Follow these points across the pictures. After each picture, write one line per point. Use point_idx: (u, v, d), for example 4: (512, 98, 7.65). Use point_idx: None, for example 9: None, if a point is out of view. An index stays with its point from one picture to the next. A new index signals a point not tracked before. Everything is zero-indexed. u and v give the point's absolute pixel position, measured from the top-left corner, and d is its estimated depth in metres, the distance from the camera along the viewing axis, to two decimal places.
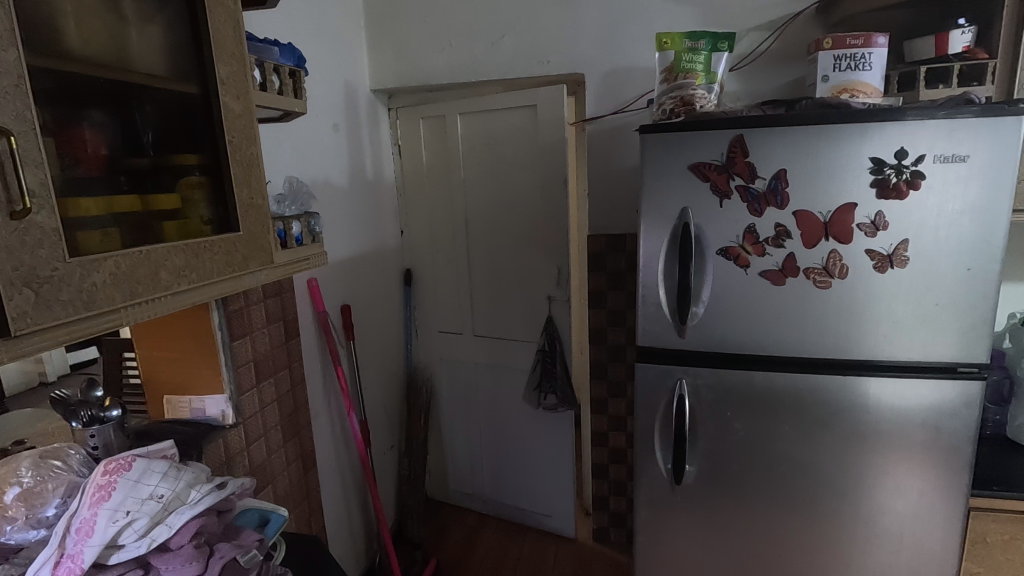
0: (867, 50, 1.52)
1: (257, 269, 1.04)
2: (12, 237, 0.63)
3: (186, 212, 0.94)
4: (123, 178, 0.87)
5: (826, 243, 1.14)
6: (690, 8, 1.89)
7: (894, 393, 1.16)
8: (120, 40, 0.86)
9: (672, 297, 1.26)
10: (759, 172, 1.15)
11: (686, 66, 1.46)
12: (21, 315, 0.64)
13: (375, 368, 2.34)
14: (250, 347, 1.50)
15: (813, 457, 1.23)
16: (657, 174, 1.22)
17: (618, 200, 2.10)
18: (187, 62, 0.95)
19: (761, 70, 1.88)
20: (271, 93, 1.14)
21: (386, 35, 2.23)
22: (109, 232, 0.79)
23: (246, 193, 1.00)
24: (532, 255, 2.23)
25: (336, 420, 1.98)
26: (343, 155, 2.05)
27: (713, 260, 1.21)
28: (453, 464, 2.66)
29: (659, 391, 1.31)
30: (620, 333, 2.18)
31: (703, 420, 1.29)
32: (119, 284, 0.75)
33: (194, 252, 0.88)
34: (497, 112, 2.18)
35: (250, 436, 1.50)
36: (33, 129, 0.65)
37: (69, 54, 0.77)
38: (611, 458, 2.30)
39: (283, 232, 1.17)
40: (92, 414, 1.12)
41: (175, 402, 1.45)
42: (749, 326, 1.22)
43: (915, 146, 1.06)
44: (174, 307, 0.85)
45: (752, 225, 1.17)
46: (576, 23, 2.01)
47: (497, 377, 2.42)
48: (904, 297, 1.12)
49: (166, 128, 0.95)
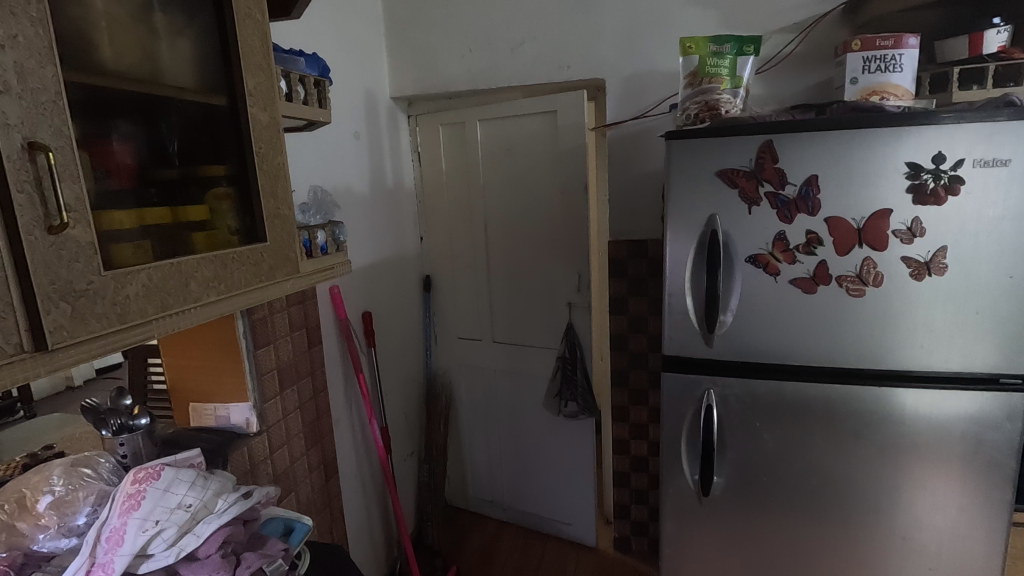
0: (897, 51, 1.49)
1: (283, 279, 1.04)
2: (49, 251, 0.63)
3: (214, 223, 0.95)
4: (154, 190, 0.87)
5: (860, 250, 1.11)
6: (711, 12, 1.87)
7: (931, 404, 1.12)
8: (151, 54, 0.87)
9: (699, 306, 1.24)
10: (789, 178, 1.12)
11: (711, 71, 1.44)
12: (58, 329, 0.64)
13: (394, 374, 2.34)
14: (273, 355, 1.51)
15: (846, 470, 1.20)
16: (683, 180, 1.20)
17: (639, 206, 2.08)
18: (215, 75, 0.96)
19: (786, 72, 1.85)
20: (296, 103, 1.14)
21: (406, 43, 2.24)
22: (141, 244, 0.80)
23: (273, 204, 1.01)
24: (552, 262, 2.21)
25: (357, 427, 1.98)
26: (364, 164, 2.06)
27: (741, 268, 1.18)
28: (473, 471, 2.65)
29: (685, 401, 1.28)
30: (642, 340, 2.16)
31: (731, 431, 1.26)
32: (151, 296, 0.76)
33: (223, 263, 0.89)
34: (516, 118, 2.18)
35: (274, 444, 1.51)
36: (70, 145, 0.66)
37: (102, 68, 0.78)
38: (633, 466, 2.27)
39: (308, 241, 1.18)
40: (122, 422, 1.14)
41: (200, 410, 1.45)
42: (779, 335, 1.19)
43: (953, 150, 1.03)
44: (204, 318, 0.86)
45: (782, 232, 1.14)
46: (597, 28, 2.00)
47: (517, 384, 2.40)
48: (943, 305, 1.08)
49: (196, 141, 0.95)
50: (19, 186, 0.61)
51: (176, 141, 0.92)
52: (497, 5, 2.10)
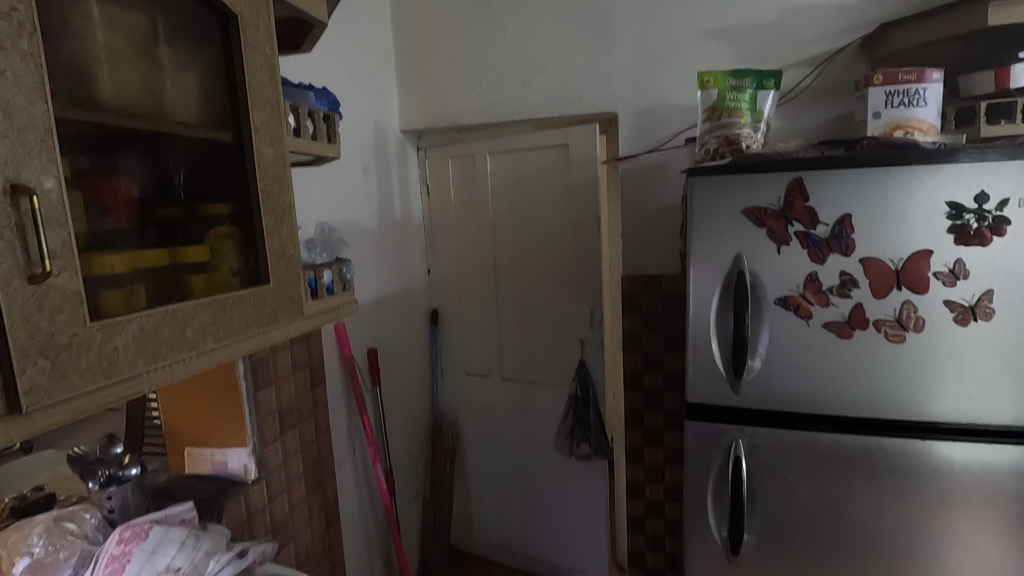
0: (921, 85, 1.45)
1: (286, 322, 0.98)
2: (29, 304, 0.58)
3: (215, 263, 0.90)
4: (153, 231, 0.82)
5: (898, 293, 1.04)
6: (725, 46, 1.86)
7: (981, 459, 1.04)
8: (154, 89, 0.83)
9: (726, 351, 1.16)
10: (820, 217, 1.07)
11: (730, 105, 1.40)
12: (34, 389, 0.58)
13: (399, 412, 2.25)
14: (274, 397, 1.44)
15: (888, 529, 1.11)
16: (707, 218, 1.15)
17: (653, 240, 2.03)
18: (222, 109, 0.92)
19: (805, 105, 1.81)
20: (305, 138, 1.10)
21: (416, 76, 2.23)
22: (134, 289, 0.74)
23: (277, 243, 0.96)
24: (564, 297, 2.15)
25: (361, 470, 1.89)
26: (372, 197, 2.03)
27: (770, 310, 1.12)
28: (479, 513, 2.54)
29: (711, 451, 1.20)
30: (657, 378, 2.08)
31: (762, 485, 1.17)
32: (142, 346, 0.70)
33: (222, 308, 0.83)
34: (527, 152, 2.15)
35: (273, 491, 1.43)
36: (59, 187, 0.61)
37: (101, 104, 0.74)
38: (648, 511, 2.16)
39: (313, 281, 1.12)
40: (110, 474, 1.05)
41: (196, 455, 1.37)
42: (813, 382, 1.11)
43: (996, 189, 0.98)
44: (201, 367, 0.79)
45: (814, 273, 1.08)
46: (609, 62, 1.99)
47: (527, 423, 2.32)
48: (990, 352, 1.01)
49: (201, 177, 0.90)
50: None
51: (183, 172, 0.88)
52: (509, 39, 2.09)
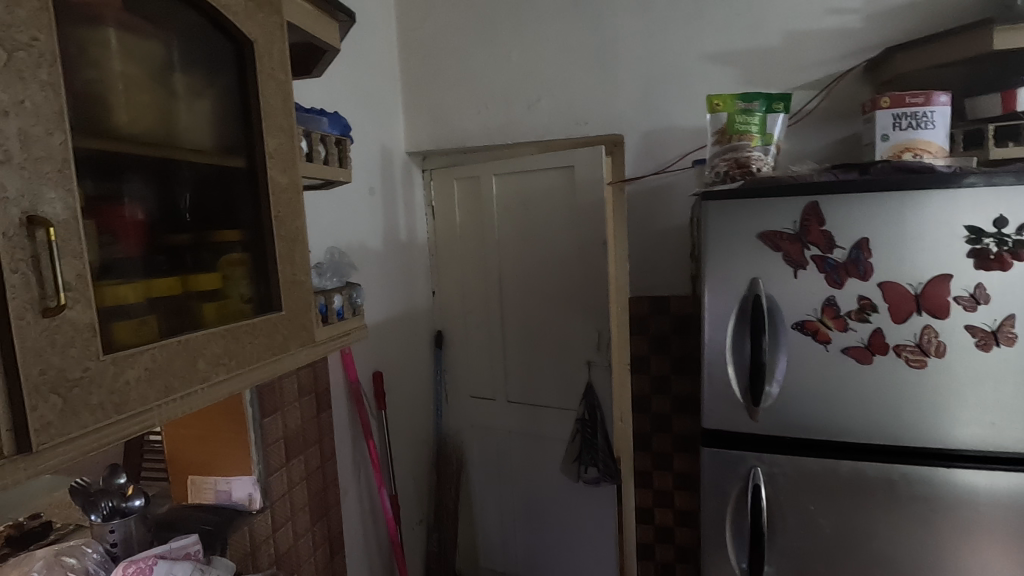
0: (928, 108, 1.46)
1: (297, 350, 0.96)
2: (42, 338, 0.56)
3: (227, 290, 0.88)
4: (164, 259, 0.80)
5: (918, 317, 1.03)
6: (730, 70, 1.87)
7: (1009, 486, 1.01)
8: (168, 115, 0.82)
9: (743, 376, 1.14)
10: (837, 241, 1.06)
11: (740, 128, 1.40)
12: (45, 427, 0.56)
13: (404, 435, 2.22)
14: (281, 423, 1.42)
15: (914, 561, 1.08)
16: (721, 242, 1.14)
17: (661, 261, 2.02)
18: (234, 136, 0.91)
19: (813, 127, 1.81)
20: (317, 162, 1.09)
21: (422, 99, 2.24)
22: (146, 320, 0.72)
23: (289, 270, 0.95)
24: (570, 319, 2.14)
25: (366, 497, 1.85)
26: (378, 219, 2.02)
27: (788, 335, 1.10)
28: (485, 539, 2.48)
29: (729, 479, 1.17)
30: (666, 401, 2.05)
31: (782, 514, 1.14)
32: (154, 380, 0.68)
33: (233, 337, 0.81)
34: (532, 173, 2.15)
35: (277, 521, 1.39)
36: (76, 217, 0.59)
37: (115, 132, 0.73)
38: (658, 537, 2.11)
39: (324, 306, 1.10)
40: (113, 506, 1.04)
41: (199, 483, 1.33)
42: (832, 408, 1.09)
43: (1015, 213, 0.97)
44: (213, 399, 0.77)
45: (832, 297, 1.07)
46: (615, 85, 2.00)
47: (533, 447, 2.28)
48: (1014, 378, 0.99)
49: (212, 204, 0.89)
50: (13, 266, 0.54)
51: (188, 195, 0.86)
52: (515, 63, 2.11)
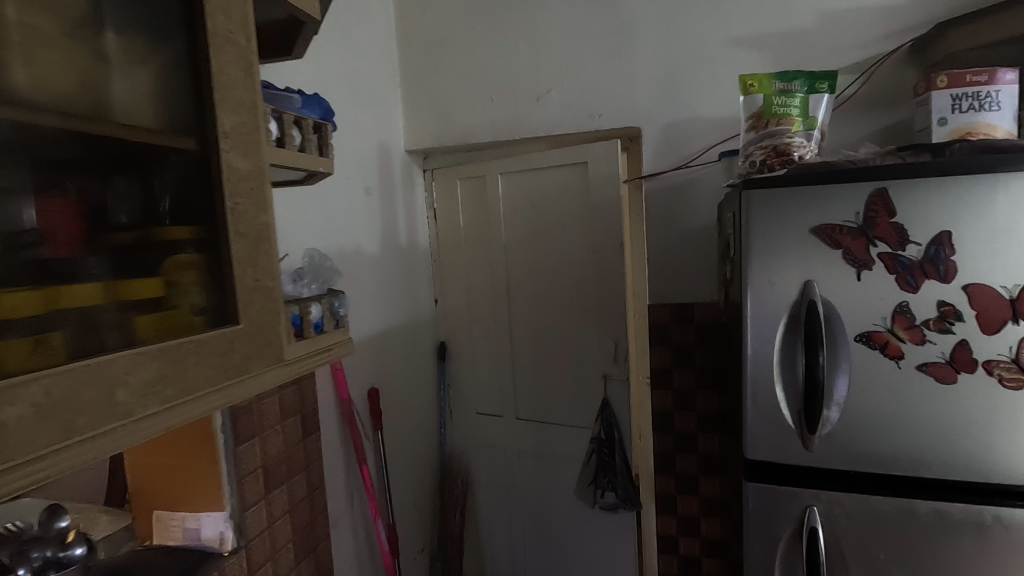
0: (992, 87, 1.28)
1: (262, 371, 0.80)
2: None
3: (173, 299, 0.73)
4: (89, 263, 0.66)
5: (1014, 327, 0.85)
6: (759, 54, 1.70)
7: None
8: (94, 85, 0.68)
9: (794, 398, 0.97)
10: (911, 235, 0.88)
11: (779, 111, 1.23)
12: None
13: (404, 456, 2.05)
14: (259, 450, 1.25)
15: None
16: (767, 240, 0.97)
17: (683, 265, 1.85)
18: (184, 111, 0.75)
19: (852, 114, 1.64)
20: (291, 150, 0.93)
21: (423, 93, 2.08)
22: (46, 338, 0.57)
23: (250, 274, 0.78)
24: (584, 329, 1.96)
25: (360, 527, 1.68)
26: (375, 221, 1.86)
27: (850, 348, 0.92)
28: (492, 567, 2.30)
29: (778, 520, 0.99)
30: (690, 418, 1.87)
31: (844, 563, 0.96)
32: (46, 418, 0.52)
33: (173, 357, 0.65)
34: (542, 171, 1.99)
35: (254, 563, 1.22)
36: None
37: (11, 99, 0.59)
38: (682, 569, 1.92)
39: (298, 318, 0.94)
40: (48, 555, 0.87)
41: (165, 521, 1.18)
42: (908, 437, 0.91)
43: None
44: (143, 438, 0.61)
45: (905, 303, 0.89)
46: (632, 74, 1.84)
47: (544, 468, 2.10)
48: None
49: (173, 195, 0.76)
50: None
51: (170, 197, 0.76)
52: (523, 53, 1.95)
